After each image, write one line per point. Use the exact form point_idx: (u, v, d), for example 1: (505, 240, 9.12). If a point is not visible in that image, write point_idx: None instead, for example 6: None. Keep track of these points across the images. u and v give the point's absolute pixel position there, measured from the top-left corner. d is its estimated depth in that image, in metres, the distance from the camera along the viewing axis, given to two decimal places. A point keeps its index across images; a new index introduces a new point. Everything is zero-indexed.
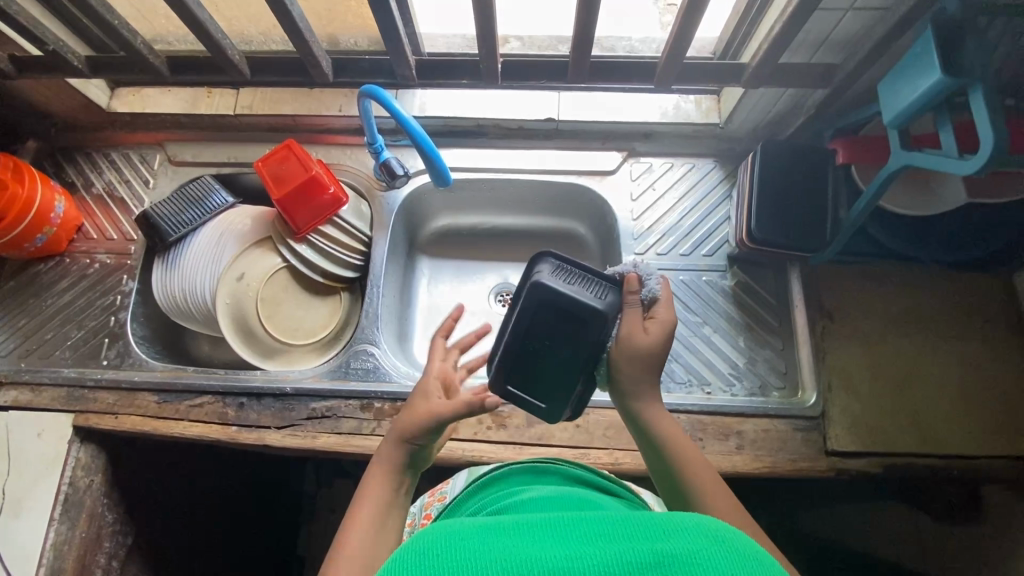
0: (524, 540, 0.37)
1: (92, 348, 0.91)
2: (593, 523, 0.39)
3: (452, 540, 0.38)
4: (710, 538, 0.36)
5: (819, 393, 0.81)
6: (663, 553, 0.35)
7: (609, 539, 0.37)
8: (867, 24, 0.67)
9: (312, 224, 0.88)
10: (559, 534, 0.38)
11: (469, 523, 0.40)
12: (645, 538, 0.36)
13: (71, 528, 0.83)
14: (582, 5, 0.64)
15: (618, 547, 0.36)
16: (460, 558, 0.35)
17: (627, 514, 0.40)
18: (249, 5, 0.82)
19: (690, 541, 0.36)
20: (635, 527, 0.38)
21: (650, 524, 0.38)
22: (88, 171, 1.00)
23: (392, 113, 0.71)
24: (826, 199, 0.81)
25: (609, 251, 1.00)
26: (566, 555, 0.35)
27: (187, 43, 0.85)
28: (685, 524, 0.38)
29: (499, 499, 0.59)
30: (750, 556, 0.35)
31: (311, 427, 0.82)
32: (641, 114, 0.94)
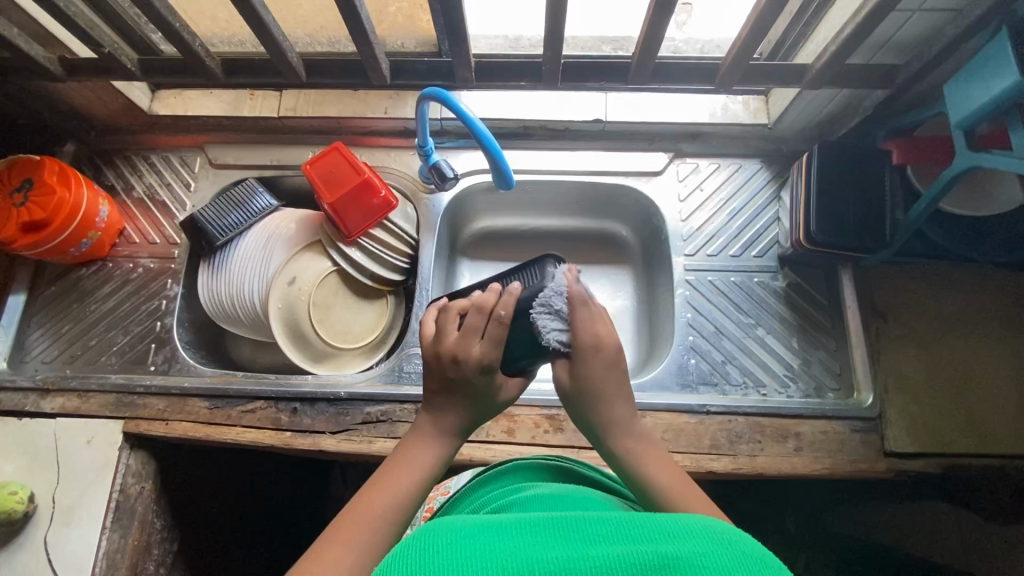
0: (528, 543, 0.37)
1: (138, 353, 0.90)
2: (595, 527, 0.38)
3: (454, 540, 0.37)
4: (717, 543, 0.36)
5: (876, 394, 0.81)
6: (668, 555, 0.34)
7: (612, 542, 0.36)
8: (936, 24, 0.67)
9: (362, 228, 0.87)
10: (563, 536, 0.37)
11: (469, 524, 0.40)
12: (651, 540, 0.36)
13: (124, 535, 0.82)
14: (654, 7, 0.64)
15: (622, 548, 0.35)
16: (463, 558, 0.35)
17: (630, 516, 0.39)
18: (301, 6, 0.81)
19: (694, 544, 0.35)
20: (640, 529, 0.37)
21: (654, 526, 0.38)
22: (128, 175, 0.99)
23: (457, 115, 0.70)
24: (884, 199, 0.80)
25: (655, 252, 1.00)
26: (568, 558, 0.35)
27: (236, 45, 0.83)
28: (689, 525, 0.37)
29: (504, 496, 0.55)
30: (756, 559, 0.35)
31: (367, 432, 0.81)
32: (689, 115, 0.94)
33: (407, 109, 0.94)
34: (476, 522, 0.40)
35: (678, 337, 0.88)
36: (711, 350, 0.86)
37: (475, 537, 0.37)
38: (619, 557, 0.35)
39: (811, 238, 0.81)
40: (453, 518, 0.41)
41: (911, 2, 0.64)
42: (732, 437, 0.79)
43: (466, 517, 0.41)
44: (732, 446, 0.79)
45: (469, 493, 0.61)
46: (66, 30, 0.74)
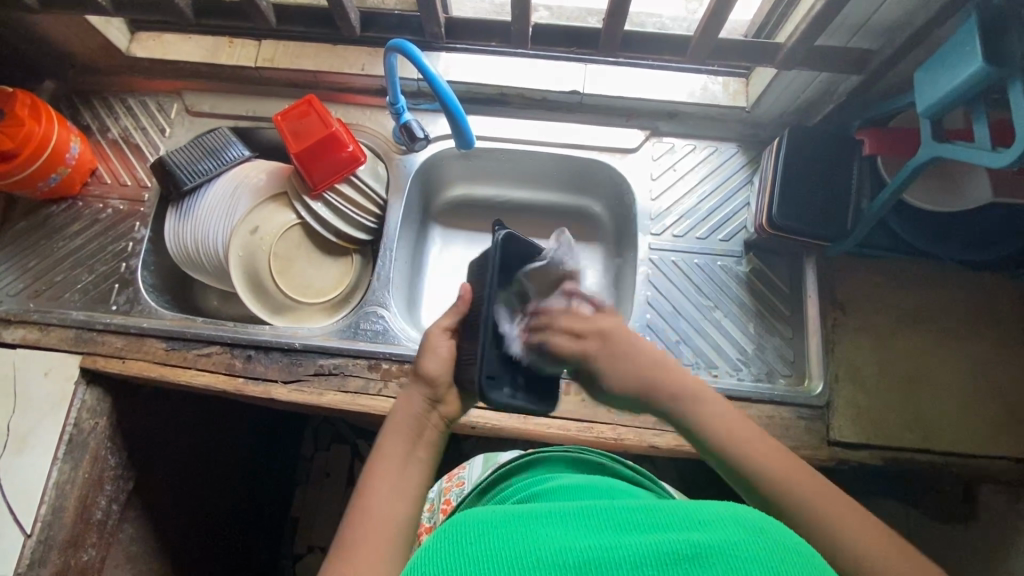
0: (559, 531, 0.38)
1: (101, 292, 0.90)
2: (626, 517, 0.39)
3: (482, 531, 0.38)
4: (749, 531, 0.37)
5: (826, 383, 0.81)
6: (701, 545, 0.35)
7: (643, 531, 0.37)
8: (909, 9, 0.66)
9: (328, 182, 0.87)
10: (595, 527, 0.38)
11: (497, 515, 0.40)
12: (684, 529, 0.37)
13: (74, 467, 0.83)
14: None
15: (651, 537, 0.36)
16: (492, 549, 0.36)
17: (660, 505, 0.41)
18: None
19: (725, 531, 0.36)
20: (671, 518, 0.38)
21: (684, 516, 0.38)
22: (104, 115, 0.99)
23: (420, 71, 0.70)
24: (849, 189, 0.80)
25: (625, 231, 1.00)
26: (601, 546, 0.36)
27: None
28: (723, 516, 0.38)
29: (530, 486, 0.58)
30: (788, 543, 0.36)
31: (317, 384, 0.82)
32: (668, 93, 0.92)
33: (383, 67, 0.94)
34: (504, 513, 0.41)
35: (636, 314, 0.88)
36: (667, 329, 0.86)
37: (505, 525, 0.39)
38: (649, 546, 0.35)
39: (772, 223, 0.80)
40: (485, 510, 0.42)
41: None
42: None
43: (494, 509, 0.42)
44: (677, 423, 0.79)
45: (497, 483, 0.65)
46: None
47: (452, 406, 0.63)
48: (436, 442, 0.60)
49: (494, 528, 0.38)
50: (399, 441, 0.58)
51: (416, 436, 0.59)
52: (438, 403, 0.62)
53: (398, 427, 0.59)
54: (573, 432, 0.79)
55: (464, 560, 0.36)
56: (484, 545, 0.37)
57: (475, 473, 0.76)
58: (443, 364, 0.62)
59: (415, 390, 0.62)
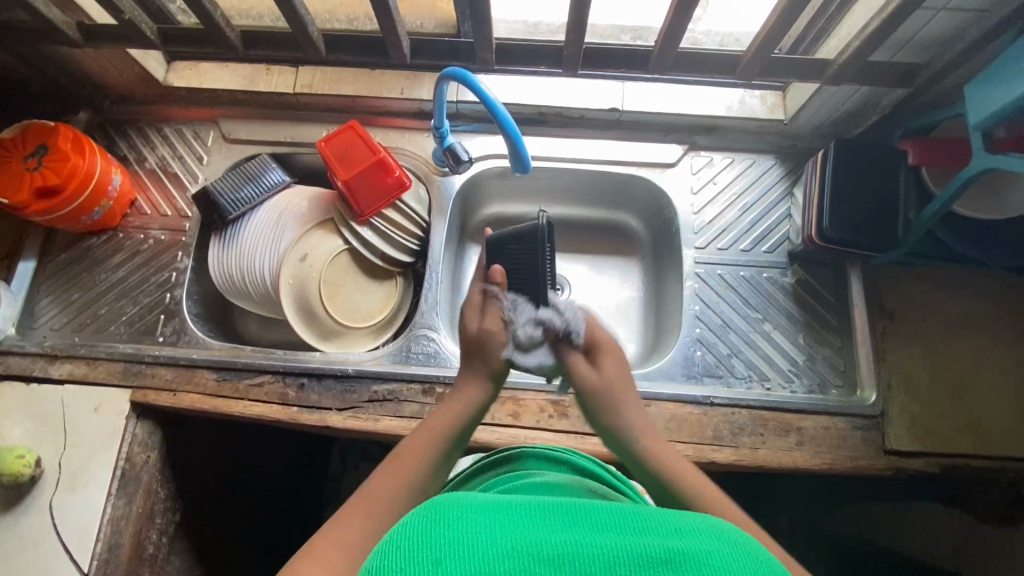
0: (538, 525, 0.39)
1: (147, 324, 0.90)
2: (600, 516, 0.40)
3: (462, 517, 0.39)
4: (724, 543, 0.37)
5: (878, 392, 0.82)
6: (674, 550, 0.36)
7: (618, 532, 0.38)
8: (959, 24, 0.67)
9: (375, 208, 0.87)
10: (571, 524, 0.39)
11: (476, 505, 0.41)
12: (660, 534, 0.38)
13: (128, 503, 0.83)
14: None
15: (627, 539, 0.37)
16: (466, 534, 0.37)
17: (636, 508, 0.41)
18: None
19: (701, 541, 0.37)
20: (647, 524, 0.39)
21: (661, 523, 0.39)
22: (141, 145, 0.99)
23: (479, 96, 0.70)
24: (897, 199, 0.80)
25: (664, 244, 1.00)
26: (577, 542, 0.37)
27: (254, 18, 0.83)
28: (697, 526, 0.39)
29: (511, 480, 0.60)
30: (763, 561, 0.37)
31: (373, 410, 0.82)
32: (707, 108, 0.93)
33: (422, 90, 0.94)
34: (484, 503, 0.42)
35: (685, 329, 0.88)
36: (717, 342, 0.87)
37: (486, 513, 0.40)
38: (622, 545, 0.36)
39: (824, 235, 0.80)
40: (466, 497, 0.43)
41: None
42: (734, 429, 0.80)
43: (473, 498, 0.43)
44: (734, 438, 0.80)
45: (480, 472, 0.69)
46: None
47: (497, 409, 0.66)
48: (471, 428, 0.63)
49: (470, 515, 0.39)
50: (446, 421, 0.62)
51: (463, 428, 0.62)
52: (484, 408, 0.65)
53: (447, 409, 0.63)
54: None
55: (441, 540, 0.37)
56: (461, 529, 0.38)
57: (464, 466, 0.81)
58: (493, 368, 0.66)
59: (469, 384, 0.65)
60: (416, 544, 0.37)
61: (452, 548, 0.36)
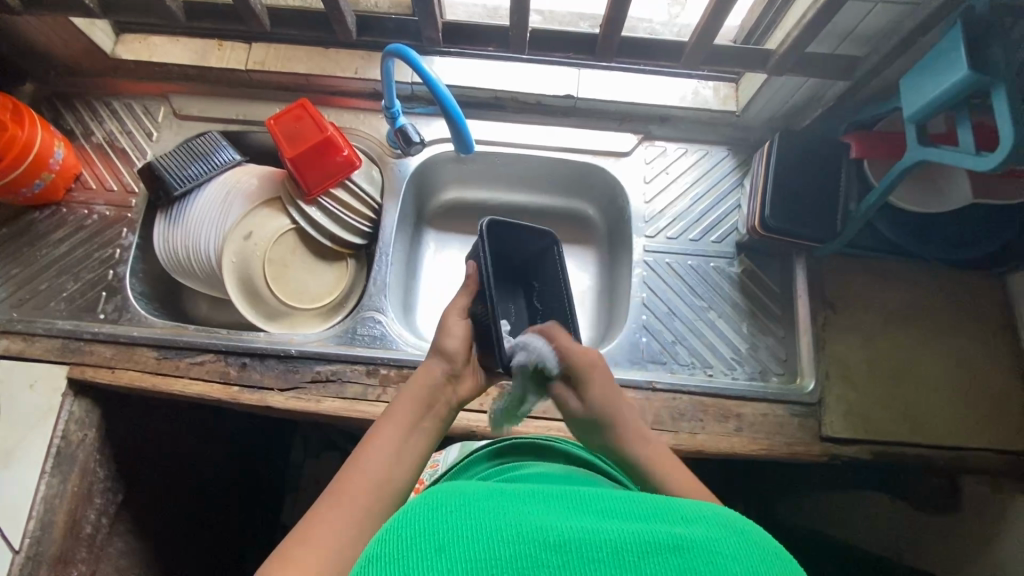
0: (544, 510, 0.38)
1: (88, 300, 0.88)
2: (607, 505, 0.39)
3: (463, 504, 0.38)
4: (732, 531, 0.36)
5: (817, 380, 0.84)
6: (682, 537, 0.34)
7: (625, 518, 0.37)
8: (896, 17, 0.68)
9: (323, 187, 0.86)
10: (575, 512, 0.38)
11: (478, 493, 0.40)
12: (666, 521, 0.36)
13: (63, 481, 0.81)
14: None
15: (634, 525, 0.36)
16: (469, 519, 0.36)
17: (643, 496, 0.40)
18: None
19: (710, 529, 0.36)
20: (653, 512, 0.38)
21: (668, 511, 0.38)
22: (88, 119, 0.97)
23: (420, 76, 0.70)
24: (838, 191, 0.82)
25: (618, 233, 1.01)
26: (584, 527, 0.35)
27: None
28: (705, 514, 0.38)
29: (500, 472, 0.58)
30: (772, 551, 0.35)
31: (315, 390, 0.82)
32: (661, 98, 0.94)
33: (376, 70, 0.93)
34: (486, 491, 0.40)
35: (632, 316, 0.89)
36: (662, 329, 0.88)
37: (488, 501, 0.38)
38: (630, 532, 0.35)
39: (765, 224, 0.82)
40: (466, 487, 0.41)
41: None
42: (675, 415, 0.81)
43: (475, 487, 0.41)
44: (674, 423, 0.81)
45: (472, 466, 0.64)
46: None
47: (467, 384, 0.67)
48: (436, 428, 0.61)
49: (470, 505, 0.37)
50: (410, 404, 0.60)
51: (427, 405, 0.61)
52: (454, 377, 0.65)
53: (413, 391, 0.62)
54: (572, 433, 0.80)
55: (442, 527, 0.35)
56: (463, 517, 0.36)
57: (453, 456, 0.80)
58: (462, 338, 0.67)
59: (433, 361, 0.65)
60: (418, 532, 0.35)
61: (455, 536, 0.34)
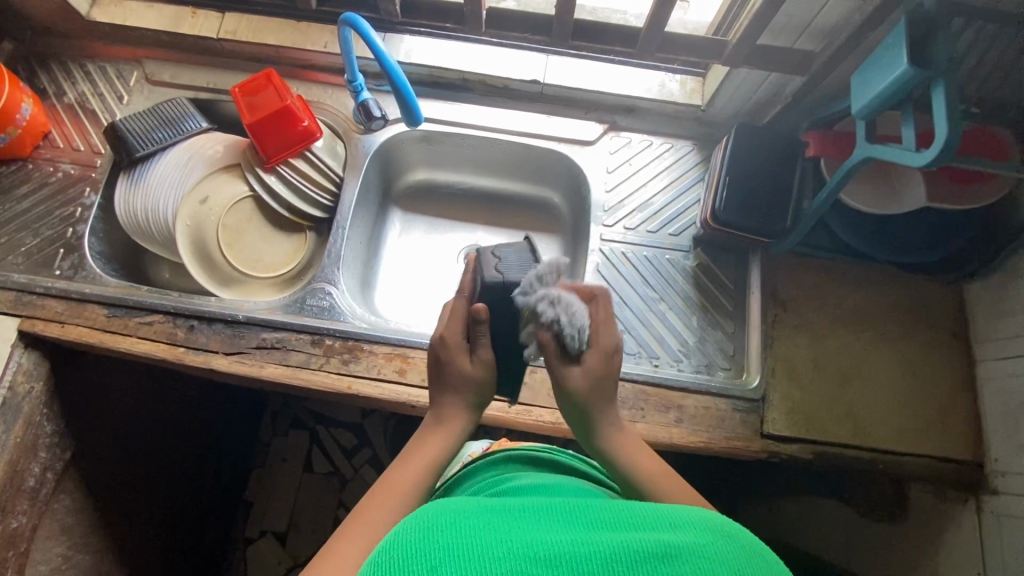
0: (541, 526, 0.42)
1: (45, 256, 0.89)
2: (597, 516, 0.43)
3: (461, 521, 0.42)
4: (715, 534, 0.40)
5: (762, 377, 0.83)
6: (668, 544, 0.38)
7: (617, 530, 0.41)
8: (846, 13, 0.68)
9: (282, 155, 0.87)
10: (567, 524, 0.42)
11: (477, 510, 0.44)
12: (653, 529, 0.40)
13: (5, 431, 0.82)
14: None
15: (623, 535, 0.40)
16: (467, 536, 0.40)
17: (633, 506, 0.44)
18: None
19: (693, 534, 0.40)
20: (641, 520, 0.42)
21: (655, 518, 0.42)
22: (62, 80, 0.98)
23: (371, 49, 0.71)
24: (790, 187, 0.82)
25: (581, 223, 1.01)
26: (573, 540, 0.39)
27: None
28: (688, 520, 0.42)
29: (497, 482, 0.60)
30: (753, 551, 0.40)
31: (259, 356, 0.82)
32: (627, 88, 0.94)
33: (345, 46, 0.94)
34: (482, 508, 0.44)
35: None
36: None
37: (479, 516, 0.43)
38: (619, 542, 0.39)
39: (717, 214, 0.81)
40: (466, 505, 0.45)
41: None
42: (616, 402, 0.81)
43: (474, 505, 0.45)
44: None
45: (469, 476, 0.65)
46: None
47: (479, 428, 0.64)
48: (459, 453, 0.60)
49: (462, 519, 0.41)
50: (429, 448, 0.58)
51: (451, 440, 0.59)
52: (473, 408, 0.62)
53: (438, 441, 0.59)
54: (511, 415, 0.80)
55: (442, 544, 0.39)
56: (461, 534, 0.40)
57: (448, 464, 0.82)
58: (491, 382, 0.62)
59: (462, 406, 0.61)
60: (416, 552, 0.39)
61: (455, 552, 0.38)
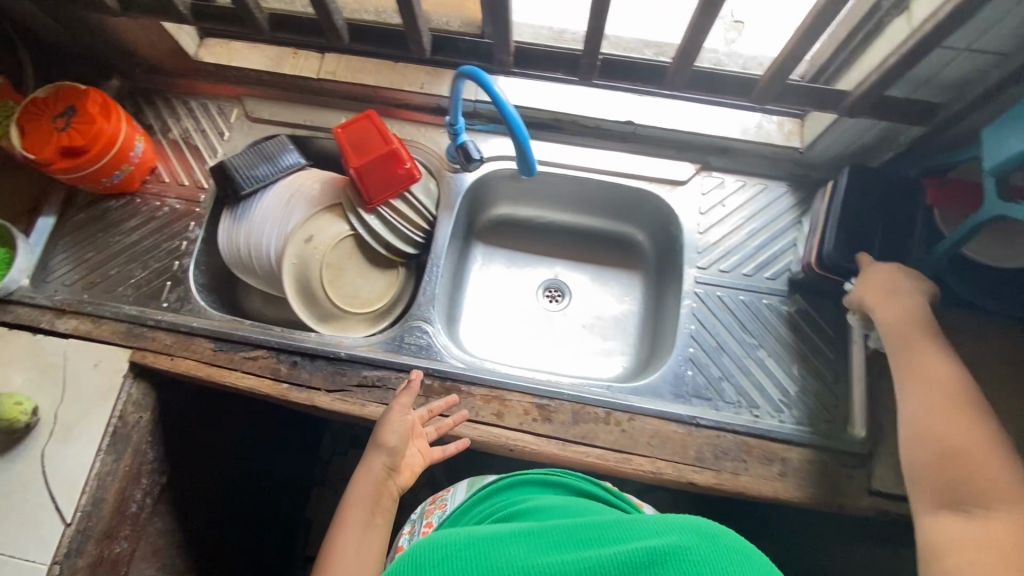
0: (536, 548, 0.49)
1: (154, 288, 0.92)
2: (590, 532, 0.51)
3: (463, 545, 0.49)
4: (700, 537, 0.48)
5: (869, 430, 0.81)
6: (657, 553, 0.46)
7: (606, 544, 0.49)
8: (981, 68, 0.66)
9: (383, 197, 0.88)
10: (560, 545, 0.49)
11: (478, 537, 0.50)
12: (642, 539, 0.48)
13: (116, 459, 0.85)
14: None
15: (612, 549, 0.47)
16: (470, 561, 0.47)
17: (619, 519, 0.52)
18: None
19: (679, 538, 0.48)
20: (630, 533, 0.50)
21: (640, 527, 0.50)
22: (166, 115, 1.02)
23: (490, 96, 0.72)
24: (907, 238, 0.79)
25: (669, 262, 1.01)
26: (565, 560, 0.47)
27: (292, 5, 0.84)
28: (670, 525, 0.50)
29: (507, 506, 0.66)
30: (734, 548, 0.47)
31: (360, 395, 0.83)
32: (723, 129, 0.93)
33: (442, 87, 0.96)
34: (484, 533, 0.51)
35: (678, 347, 0.88)
36: (709, 364, 0.86)
37: (482, 542, 0.50)
38: (608, 557, 0.47)
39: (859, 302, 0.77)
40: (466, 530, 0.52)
41: (959, 41, 0.63)
42: (718, 453, 0.80)
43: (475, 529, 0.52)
44: (717, 461, 0.80)
45: (478, 501, 0.71)
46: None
47: (407, 475, 0.78)
48: (388, 509, 0.76)
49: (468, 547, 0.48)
50: (359, 513, 0.74)
51: (373, 503, 0.75)
52: (392, 469, 0.77)
53: (359, 497, 0.75)
54: (612, 463, 0.79)
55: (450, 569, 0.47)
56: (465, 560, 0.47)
57: (459, 497, 0.76)
58: (403, 435, 0.77)
59: (376, 456, 0.77)
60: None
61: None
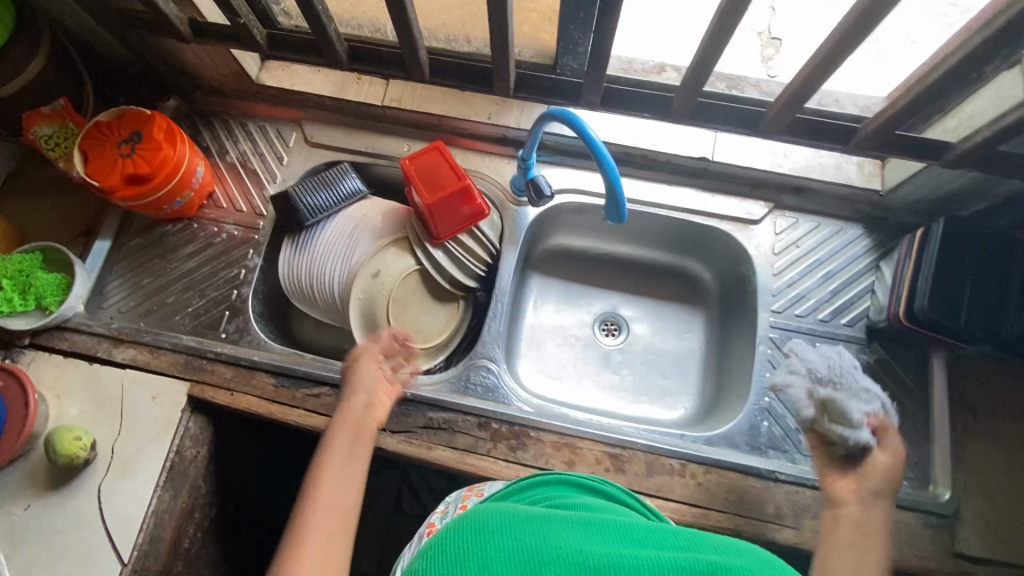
0: (582, 536, 0.44)
1: (212, 318, 0.90)
2: (642, 535, 0.46)
3: (507, 523, 0.45)
4: (765, 563, 0.42)
5: (953, 490, 0.78)
6: (719, 565, 0.40)
7: (661, 548, 0.43)
8: None
9: (452, 233, 0.86)
10: (613, 539, 0.44)
11: (521, 516, 0.46)
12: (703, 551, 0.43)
13: (173, 496, 0.83)
14: (832, 50, 0.61)
15: (672, 554, 0.42)
16: (514, 536, 0.43)
17: (676, 530, 0.47)
18: None
19: (741, 559, 0.42)
20: (687, 545, 0.44)
21: (696, 542, 0.45)
22: (224, 137, 1.00)
23: (582, 135, 0.71)
24: (1003, 294, 0.76)
25: (735, 302, 0.98)
26: (619, 552, 0.42)
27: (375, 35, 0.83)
28: (735, 548, 0.44)
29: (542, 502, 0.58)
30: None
31: (427, 437, 0.81)
32: (797, 167, 0.92)
33: (509, 117, 0.95)
34: (528, 514, 0.47)
35: (752, 395, 0.86)
36: (785, 414, 0.84)
37: (529, 522, 0.45)
38: (664, 560, 0.41)
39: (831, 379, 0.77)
40: (510, 508, 0.48)
41: None
42: (797, 510, 0.77)
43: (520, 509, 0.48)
44: (797, 519, 0.77)
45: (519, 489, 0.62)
46: (249, 13, 0.75)
47: (381, 413, 0.75)
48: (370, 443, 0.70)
49: (516, 526, 0.44)
50: (345, 442, 0.68)
51: (355, 433, 0.70)
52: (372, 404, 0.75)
53: (342, 432, 0.69)
54: (688, 517, 0.76)
55: (490, 540, 0.43)
56: (511, 535, 0.43)
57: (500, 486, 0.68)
58: (373, 379, 0.76)
59: (355, 395, 0.74)
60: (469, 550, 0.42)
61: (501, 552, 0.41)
